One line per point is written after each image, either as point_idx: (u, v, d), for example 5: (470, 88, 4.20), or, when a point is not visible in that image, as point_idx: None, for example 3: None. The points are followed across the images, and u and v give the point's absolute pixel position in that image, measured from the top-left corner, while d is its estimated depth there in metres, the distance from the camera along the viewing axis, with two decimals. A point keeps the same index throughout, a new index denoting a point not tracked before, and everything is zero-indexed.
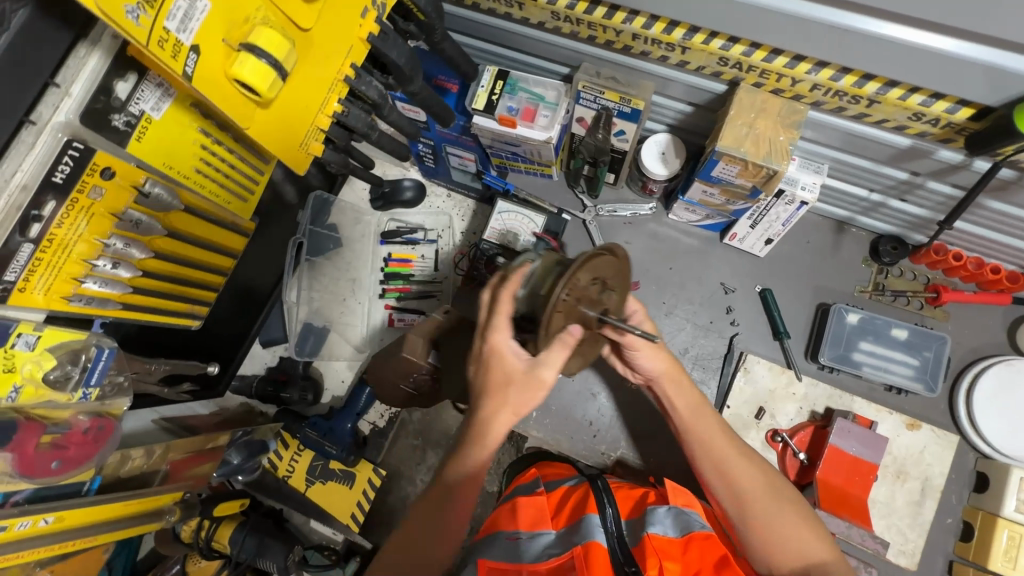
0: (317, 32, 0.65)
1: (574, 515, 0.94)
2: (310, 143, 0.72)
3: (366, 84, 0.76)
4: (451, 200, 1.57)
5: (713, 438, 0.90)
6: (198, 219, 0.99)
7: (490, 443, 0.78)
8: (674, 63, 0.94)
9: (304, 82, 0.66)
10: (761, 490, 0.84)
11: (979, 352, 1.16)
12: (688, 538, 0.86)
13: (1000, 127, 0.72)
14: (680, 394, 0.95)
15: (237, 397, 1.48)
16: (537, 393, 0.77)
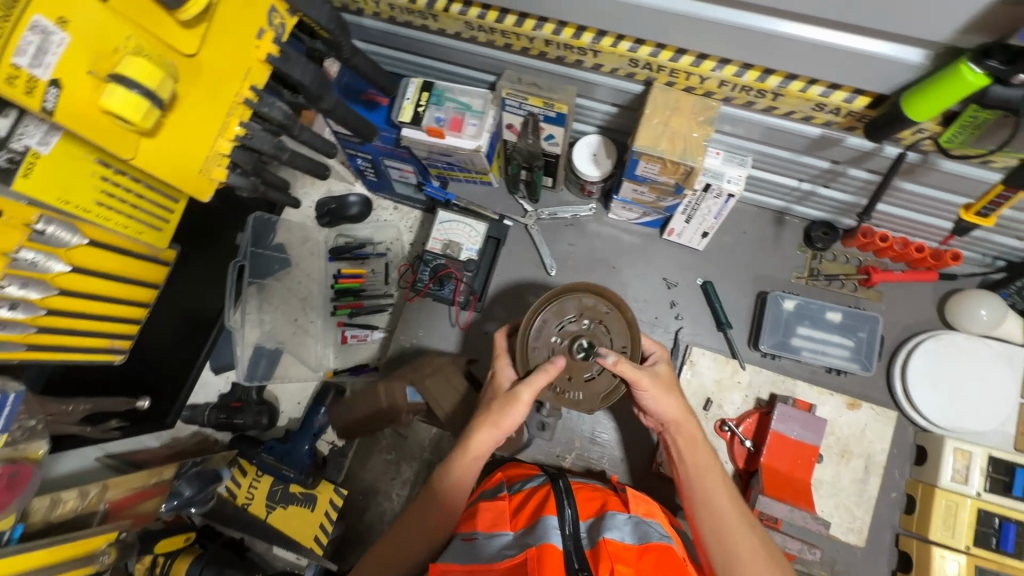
0: (205, 59, 0.67)
1: (532, 517, 0.91)
2: (210, 168, 0.73)
3: (269, 105, 0.75)
4: (398, 212, 1.57)
5: (718, 498, 0.87)
6: (110, 252, 0.92)
7: (472, 454, 0.95)
8: (590, 67, 0.95)
9: (193, 107, 0.68)
10: (757, 562, 0.81)
11: (911, 329, 1.19)
12: (644, 546, 0.81)
13: (892, 113, 0.75)
14: (688, 445, 0.92)
15: (190, 426, 1.44)
16: (517, 408, 0.93)
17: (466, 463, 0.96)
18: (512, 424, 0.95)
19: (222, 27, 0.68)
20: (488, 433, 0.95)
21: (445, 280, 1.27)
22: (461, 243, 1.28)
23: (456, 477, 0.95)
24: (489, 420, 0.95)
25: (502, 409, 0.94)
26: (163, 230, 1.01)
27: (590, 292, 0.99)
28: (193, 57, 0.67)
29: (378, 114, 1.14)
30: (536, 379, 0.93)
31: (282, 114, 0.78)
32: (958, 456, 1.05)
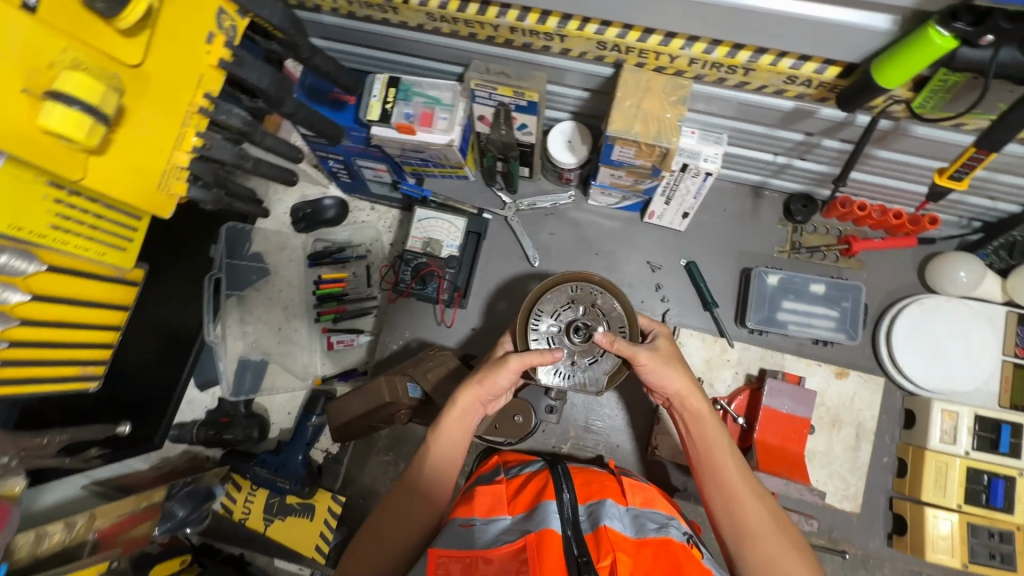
0: (151, 68, 0.64)
1: (531, 500, 0.89)
2: (169, 182, 0.70)
3: (227, 112, 0.73)
4: (375, 212, 1.53)
5: (727, 466, 0.86)
6: (75, 276, 0.78)
7: (456, 429, 0.95)
8: (559, 52, 0.93)
9: (144, 121, 0.65)
10: (767, 531, 0.80)
11: (894, 295, 1.20)
12: (642, 541, 0.81)
13: (863, 82, 0.74)
14: (699, 417, 0.91)
15: (179, 446, 1.42)
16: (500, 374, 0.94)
17: (452, 421, 0.95)
18: (495, 390, 0.95)
19: (166, 34, 0.65)
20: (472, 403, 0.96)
21: (427, 279, 1.25)
22: (440, 239, 1.25)
23: (445, 438, 0.94)
24: (473, 381, 0.96)
25: (485, 371, 0.96)
26: (132, 243, 0.81)
27: (574, 278, 1.00)
28: (138, 67, 0.63)
29: (345, 114, 1.10)
30: (530, 357, 0.93)
31: (240, 120, 0.76)
32: (945, 417, 1.07)
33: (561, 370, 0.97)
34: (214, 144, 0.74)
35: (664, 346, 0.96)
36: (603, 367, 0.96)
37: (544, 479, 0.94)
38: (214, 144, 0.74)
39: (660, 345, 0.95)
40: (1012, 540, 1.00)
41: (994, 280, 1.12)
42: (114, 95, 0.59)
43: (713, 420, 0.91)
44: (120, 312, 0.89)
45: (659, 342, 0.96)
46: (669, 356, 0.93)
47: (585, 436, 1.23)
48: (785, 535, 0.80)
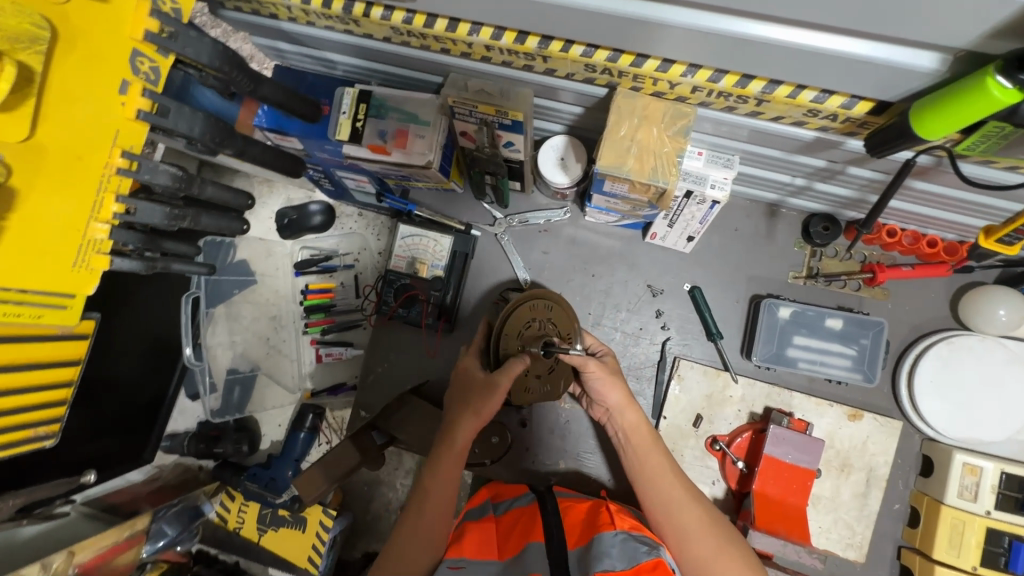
0: (47, 139, 0.57)
1: (518, 544, 0.84)
2: (85, 258, 0.64)
3: (151, 169, 0.67)
4: (362, 219, 1.45)
5: (660, 471, 0.86)
6: (4, 344, 0.71)
7: (458, 453, 0.90)
8: (543, 71, 0.81)
9: (46, 198, 0.58)
10: (703, 532, 0.80)
11: (920, 329, 1.09)
12: (637, 567, 0.73)
13: (900, 128, 0.61)
14: (628, 426, 0.91)
15: (171, 455, 1.42)
16: (494, 398, 0.92)
17: (451, 462, 0.89)
18: (492, 411, 0.93)
19: (63, 94, 0.56)
20: (468, 423, 0.92)
21: (411, 302, 1.17)
22: (425, 259, 1.18)
23: (443, 480, 0.87)
24: (469, 411, 0.93)
25: (479, 399, 0.93)
26: (73, 299, 0.65)
27: (540, 297, 0.99)
28: (30, 140, 0.55)
29: (317, 127, 0.99)
30: (514, 367, 0.92)
31: (168, 176, 0.69)
32: (967, 471, 0.98)
33: (525, 385, 1.00)
34: (141, 208, 0.67)
35: (610, 360, 0.98)
36: (562, 379, 1.00)
37: (531, 519, 0.90)
38: (140, 208, 0.67)
39: (604, 356, 0.98)
40: None
41: None
42: None
43: (643, 423, 0.92)
44: (72, 367, 0.82)
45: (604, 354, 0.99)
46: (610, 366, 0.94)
47: (577, 469, 1.17)
48: (721, 534, 0.81)
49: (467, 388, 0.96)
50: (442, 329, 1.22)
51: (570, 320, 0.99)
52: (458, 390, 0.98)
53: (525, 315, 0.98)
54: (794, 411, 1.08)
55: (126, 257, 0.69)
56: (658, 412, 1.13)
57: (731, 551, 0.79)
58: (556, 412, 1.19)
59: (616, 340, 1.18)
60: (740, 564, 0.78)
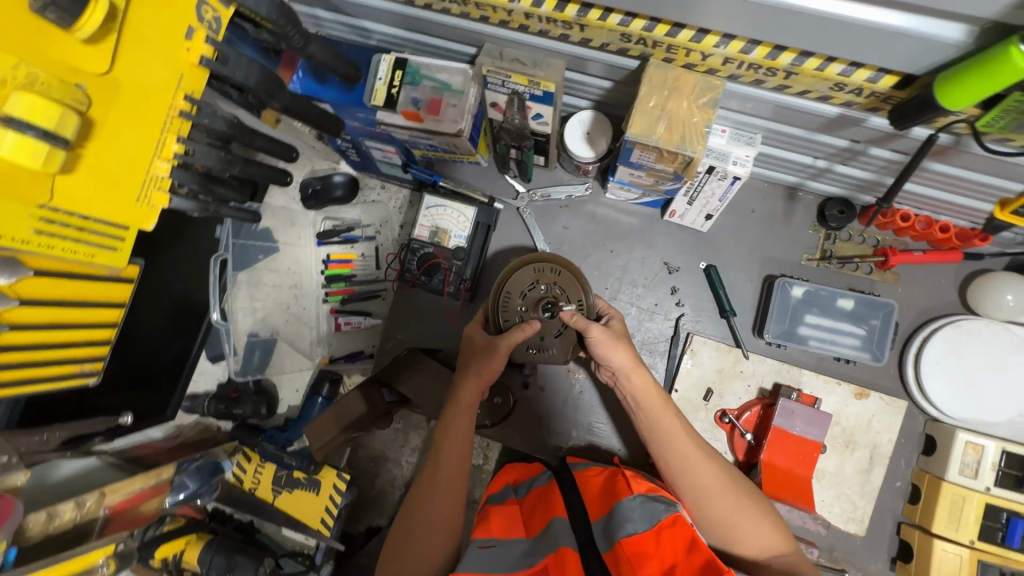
0: (121, 76, 0.62)
1: (542, 519, 0.87)
2: (146, 195, 0.68)
3: (210, 115, 0.71)
4: (386, 191, 1.49)
5: (676, 435, 0.88)
6: (64, 279, 0.77)
7: (462, 407, 0.96)
8: (579, 41, 0.84)
9: (119, 131, 0.63)
10: (721, 489, 0.84)
11: (929, 314, 1.12)
12: (657, 527, 0.77)
13: (925, 98, 0.64)
14: (642, 391, 0.93)
15: (191, 415, 1.45)
16: (494, 357, 0.98)
17: (460, 419, 0.94)
18: (493, 372, 0.99)
19: (136, 37, 0.62)
20: (470, 384, 0.97)
21: (433, 270, 1.21)
22: (449, 229, 1.20)
23: (455, 437, 0.92)
24: (470, 375, 0.98)
25: (479, 361, 0.98)
26: (124, 240, 0.76)
27: (546, 262, 1.04)
28: (108, 74, 0.61)
29: (354, 94, 1.02)
30: (514, 334, 0.98)
31: (224, 124, 0.74)
32: (969, 449, 1.01)
33: (532, 345, 1.04)
34: (198, 150, 0.71)
35: (617, 326, 1.01)
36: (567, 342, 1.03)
37: (551, 494, 0.92)
38: (198, 149, 0.71)
39: (613, 321, 1.02)
40: None
41: None
42: (72, 114, 0.57)
43: (656, 387, 0.93)
44: (115, 310, 0.88)
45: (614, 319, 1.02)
46: (612, 331, 0.97)
47: (588, 438, 1.21)
48: (737, 488, 0.85)
49: (469, 352, 1.02)
50: (464, 298, 1.25)
51: (576, 281, 1.03)
52: (464, 353, 1.03)
53: (530, 279, 1.04)
54: (803, 387, 1.11)
55: (180, 197, 0.74)
56: (670, 385, 1.17)
57: (747, 505, 0.83)
58: (570, 383, 1.23)
59: (631, 314, 1.21)
60: (756, 515, 0.83)
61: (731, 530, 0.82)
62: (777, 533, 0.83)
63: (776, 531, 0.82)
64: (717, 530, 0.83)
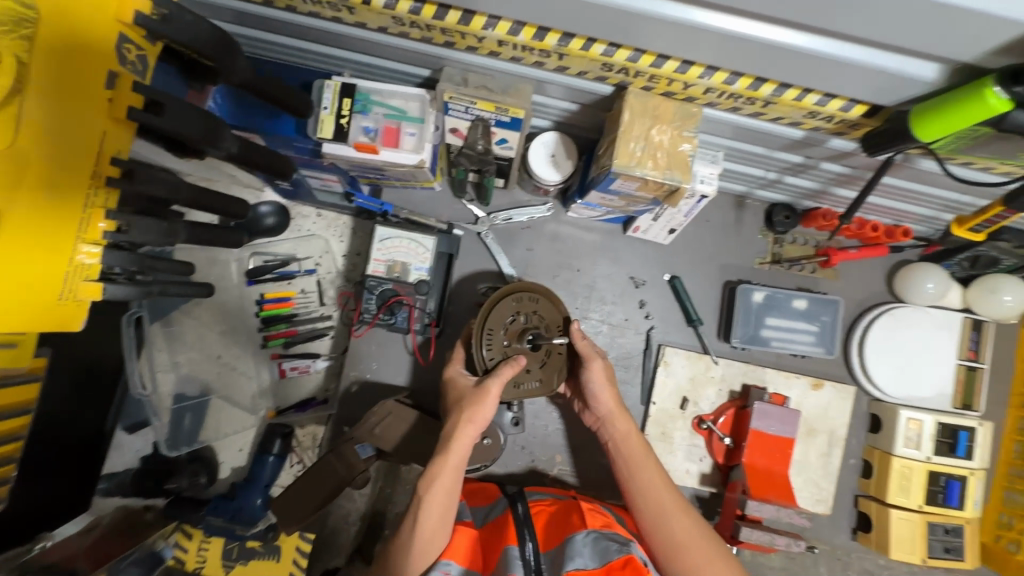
0: (30, 154, 0.53)
1: (495, 552, 0.88)
2: (72, 288, 0.59)
3: (145, 182, 0.61)
4: (322, 219, 1.35)
5: (653, 485, 0.89)
6: None
7: (455, 462, 0.86)
8: (552, 68, 0.80)
9: (31, 216, 0.54)
10: (694, 542, 0.83)
11: (864, 304, 1.23)
12: (607, 566, 0.78)
13: (897, 130, 0.69)
14: (622, 439, 0.94)
15: (111, 500, 1.25)
16: (486, 402, 0.90)
17: (447, 473, 0.85)
18: (486, 416, 0.90)
19: (46, 104, 0.53)
20: (465, 434, 0.88)
21: (395, 308, 1.10)
22: (408, 261, 1.11)
23: (439, 492, 0.84)
24: (463, 421, 0.89)
25: (471, 405, 0.90)
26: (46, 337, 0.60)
27: (524, 290, 1.00)
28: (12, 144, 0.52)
29: (285, 123, 0.91)
30: (504, 371, 0.92)
31: (164, 186, 0.64)
32: (911, 424, 1.12)
33: (517, 380, 0.97)
34: (133, 226, 0.62)
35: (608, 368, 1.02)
36: (552, 369, 0.98)
37: (504, 525, 0.93)
38: (132, 224, 0.62)
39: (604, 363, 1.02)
40: (961, 534, 1.11)
41: (957, 290, 1.17)
42: None
43: (635, 434, 0.95)
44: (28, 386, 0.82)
45: (605, 360, 1.02)
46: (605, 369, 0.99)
47: (572, 462, 1.18)
48: (711, 542, 0.84)
49: (458, 396, 0.93)
50: (433, 335, 1.16)
51: (557, 309, 0.99)
52: (452, 397, 0.95)
53: (511, 310, 0.98)
54: (768, 385, 1.18)
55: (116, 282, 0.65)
56: (648, 398, 1.18)
57: (720, 557, 0.82)
58: (550, 408, 1.19)
59: (603, 332, 1.21)
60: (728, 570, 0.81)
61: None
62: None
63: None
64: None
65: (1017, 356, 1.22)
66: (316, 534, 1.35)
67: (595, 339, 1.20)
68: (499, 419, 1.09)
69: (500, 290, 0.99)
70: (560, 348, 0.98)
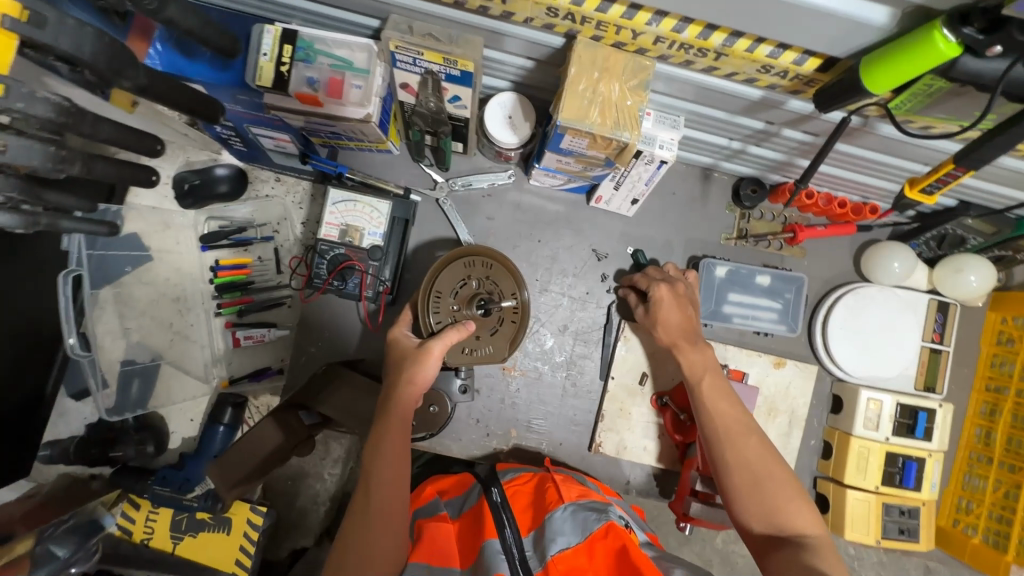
0: None
1: (474, 548, 0.84)
2: None
3: (25, 100, 0.55)
4: (281, 184, 1.29)
5: (718, 409, 0.86)
6: None
7: (397, 424, 0.85)
8: (499, 15, 0.77)
9: None
10: (755, 464, 0.80)
11: (831, 283, 1.21)
12: (590, 540, 0.79)
13: (849, 82, 0.64)
14: (693, 365, 0.92)
15: (54, 467, 1.22)
16: (429, 365, 0.87)
17: (394, 437, 0.83)
18: (427, 379, 0.88)
19: None
20: (405, 395, 0.86)
21: (347, 274, 1.07)
22: (361, 227, 1.07)
23: (389, 456, 0.82)
24: (402, 382, 0.87)
25: (413, 366, 0.87)
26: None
27: (478, 254, 0.96)
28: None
29: (228, 73, 0.85)
30: (449, 334, 0.89)
31: (49, 108, 0.58)
32: (871, 404, 1.11)
33: (466, 345, 0.94)
34: (11, 147, 0.56)
35: (661, 299, 0.99)
36: (505, 336, 0.95)
37: (482, 514, 0.88)
38: (11, 145, 0.56)
39: (653, 301, 0.99)
40: (917, 516, 1.10)
41: (923, 270, 1.15)
42: None
43: (705, 360, 0.92)
44: None
45: (654, 296, 0.99)
46: (674, 293, 0.99)
47: (528, 436, 1.16)
48: (777, 464, 0.81)
49: (399, 357, 0.90)
50: (385, 302, 1.13)
51: (511, 274, 0.96)
52: (392, 357, 0.91)
53: (461, 274, 0.95)
54: (729, 362, 1.15)
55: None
56: (606, 373, 1.16)
57: (786, 480, 0.80)
58: (506, 381, 1.16)
59: (562, 305, 1.18)
60: (791, 494, 0.79)
61: (764, 506, 0.78)
62: (809, 518, 0.77)
63: (808, 514, 0.78)
64: (749, 507, 0.79)
65: (983, 340, 1.20)
66: (285, 515, 1.32)
67: (555, 311, 1.18)
68: (448, 386, 1.10)
69: (452, 253, 0.96)
70: (512, 313, 0.95)
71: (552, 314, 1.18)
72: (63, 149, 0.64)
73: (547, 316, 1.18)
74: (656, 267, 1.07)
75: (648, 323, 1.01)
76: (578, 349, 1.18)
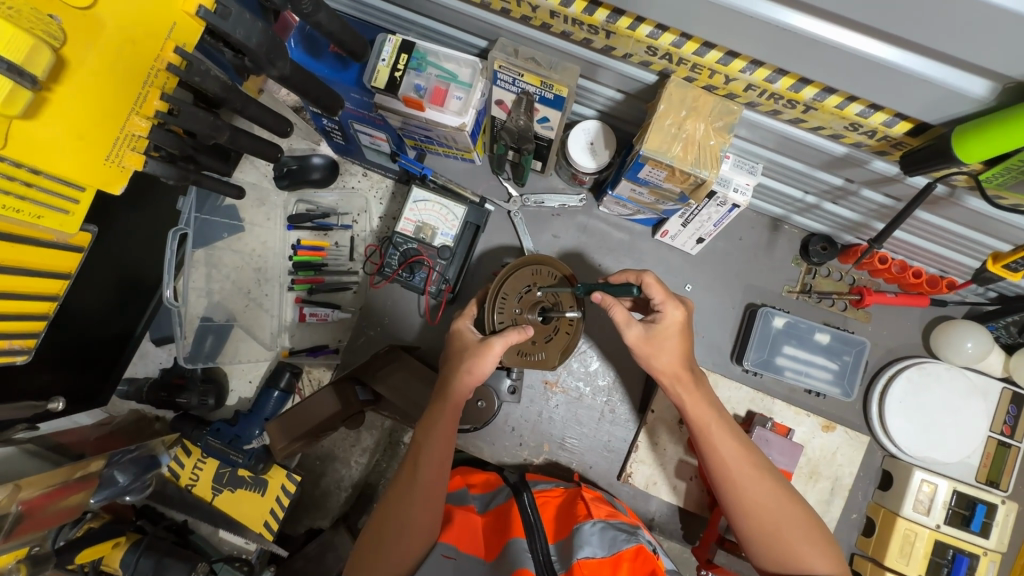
0: (102, 15, 0.59)
1: (499, 543, 0.85)
2: (120, 155, 0.67)
3: (202, 73, 0.69)
4: (368, 179, 1.40)
5: (728, 460, 0.82)
6: (27, 248, 0.74)
7: (453, 405, 0.88)
8: (600, 48, 0.83)
9: (94, 74, 0.61)
10: (770, 511, 0.79)
11: (894, 353, 1.17)
12: (616, 557, 0.78)
13: (940, 148, 0.67)
14: (699, 419, 0.85)
15: (128, 403, 1.32)
16: (486, 359, 0.88)
17: (444, 419, 0.87)
18: (485, 372, 0.88)
19: None
20: (462, 380, 0.88)
21: (415, 267, 1.14)
22: (435, 226, 1.14)
23: (438, 438, 0.85)
24: (461, 372, 0.88)
25: (473, 358, 0.88)
26: (82, 195, 0.68)
27: (543, 264, 1.00)
28: (88, 11, 0.58)
29: (348, 73, 0.94)
30: (509, 335, 0.89)
31: (217, 84, 0.71)
32: (924, 486, 1.05)
33: (522, 348, 0.97)
34: (183, 111, 0.70)
35: (670, 326, 0.88)
36: (558, 346, 0.97)
37: (511, 513, 0.89)
38: (182, 110, 0.70)
39: (659, 325, 0.87)
40: None
41: (998, 355, 1.09)
42: (39, 55, 0.54)
43: (709, 404, 0.86)
44: (58, 281, 0.81)
45: (662, 320, 0.87)
46: (686, 320, 0.88)
47: (559, 452, 1.17)
48: (794, 510, 0.80)
49: (462, 348, 0.92)
50: (445, 299, 1.19)
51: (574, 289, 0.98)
52: (456, 346, 0.94)
53: (527, 280, 0.99)
54: (774, 416, 1.12)
55: (155, 160, 0.72)
56: (646, 405, 1.16)
57: (805, 527, 0.79)
58: (547, 395, 1.19)
59: (613, 329, 1.20)
60: (810, 535, 0.78)
61: (780, 553, 0.78)
62: (831, 561, 0.77)
63: (829, 558, 0.78)
64: (765, 552, 0.79)
65: None
66: (308, 492, 1.38)
67: (604, 337, 1.20)
68: (497, 385, 1.13)
69: (522, 259, 1.00)
70: (569, 326, 0.97)
71: (602, 336, 1.20)
72: (218, 119, 0.76)
73: (596, 337, 1.20)
74: (650, 280, 0.87)
75: (647, 349, 0.88)
76: (622, 376, 1.19)
